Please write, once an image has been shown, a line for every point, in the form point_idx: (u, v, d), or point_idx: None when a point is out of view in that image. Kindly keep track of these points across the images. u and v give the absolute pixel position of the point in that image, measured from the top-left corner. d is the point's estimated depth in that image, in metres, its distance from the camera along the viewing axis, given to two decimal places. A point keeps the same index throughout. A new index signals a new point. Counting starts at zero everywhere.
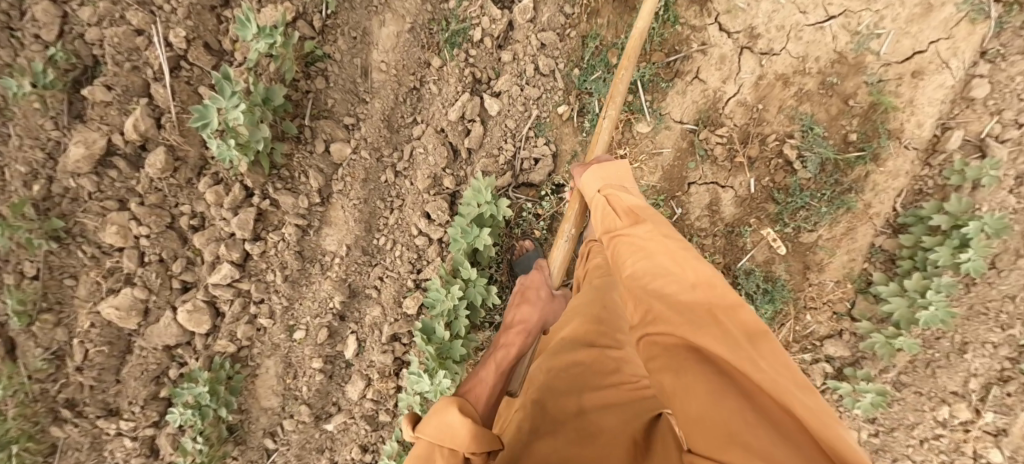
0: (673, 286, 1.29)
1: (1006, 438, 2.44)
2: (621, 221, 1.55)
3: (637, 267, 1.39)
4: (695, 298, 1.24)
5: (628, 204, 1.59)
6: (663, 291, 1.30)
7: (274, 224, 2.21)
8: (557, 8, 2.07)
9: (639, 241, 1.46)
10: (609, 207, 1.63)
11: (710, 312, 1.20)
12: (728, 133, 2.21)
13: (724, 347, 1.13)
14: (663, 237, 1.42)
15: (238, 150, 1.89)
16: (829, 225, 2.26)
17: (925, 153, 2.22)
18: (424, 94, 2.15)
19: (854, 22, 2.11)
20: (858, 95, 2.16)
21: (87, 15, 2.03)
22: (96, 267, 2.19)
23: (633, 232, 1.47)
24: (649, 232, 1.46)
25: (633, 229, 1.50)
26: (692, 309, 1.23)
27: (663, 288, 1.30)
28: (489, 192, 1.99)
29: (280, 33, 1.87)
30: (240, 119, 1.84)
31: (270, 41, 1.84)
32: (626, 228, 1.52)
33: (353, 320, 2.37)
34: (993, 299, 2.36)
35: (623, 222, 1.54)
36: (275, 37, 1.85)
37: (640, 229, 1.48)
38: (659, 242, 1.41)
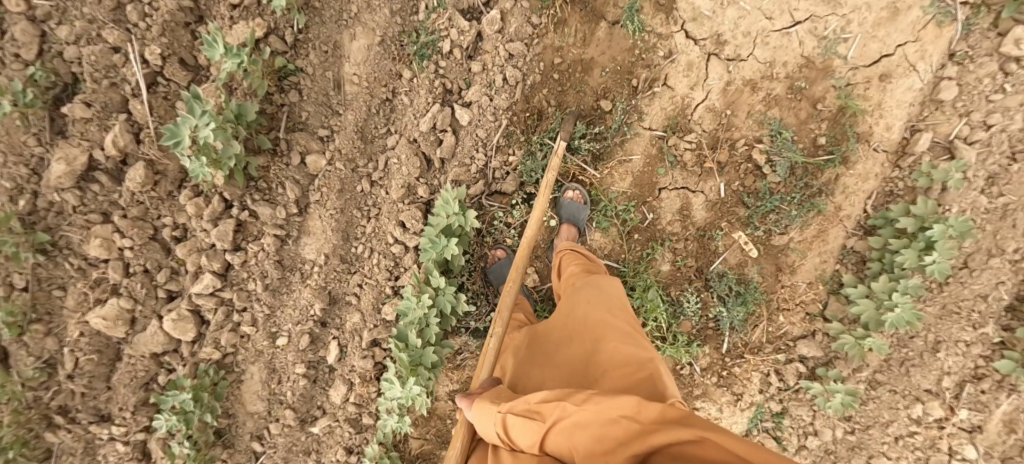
0: (602, 436, 1.37)
1: (980, 434, 2.48)
2: (529, 424, 1.50)
3: (581, 431, 1.41)
4: (625, 430, 1.35)
5: (527, 403, 1.54)
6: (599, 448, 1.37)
7: (253, 235, 2.26)
8: (524, 18, 2.10)
9: (560, 424, 1.45)
10: (516, 415, 1.55)
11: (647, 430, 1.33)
12: (697, 138, 2.24)
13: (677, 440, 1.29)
14: (574, 404, 1.44)
15: (211, 167, 1.93)
16: (800, 228, 2.29)
17: (895, 155, 2.25)
18: (397, 105, 2.19)
19: (821, 27, 2.13)
20: (826, 98, 2.18)
21: (64, 34, 2.07)
22: (83, 278, 2.25)
23: (557, 420, 1.45)
24: (554, 406, 1.48)
25: (551, 416, 1.47)
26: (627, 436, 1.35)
27: (607, 432, 1.37)
28: (455, 203, 2.06)
29: (247, 53, 1.92)
30: (211, 137, 1.89)
31: (236, 61, 1.88)
32: (549, 420, 1.46)
33: (335, 326, 2.42)
34: (965, 299, 2.38)
35: (531, 422, 1.49)
36: (245, 55, 1.91)
37: (557, 410, 1.46)
38: (566, 408, 1.45)
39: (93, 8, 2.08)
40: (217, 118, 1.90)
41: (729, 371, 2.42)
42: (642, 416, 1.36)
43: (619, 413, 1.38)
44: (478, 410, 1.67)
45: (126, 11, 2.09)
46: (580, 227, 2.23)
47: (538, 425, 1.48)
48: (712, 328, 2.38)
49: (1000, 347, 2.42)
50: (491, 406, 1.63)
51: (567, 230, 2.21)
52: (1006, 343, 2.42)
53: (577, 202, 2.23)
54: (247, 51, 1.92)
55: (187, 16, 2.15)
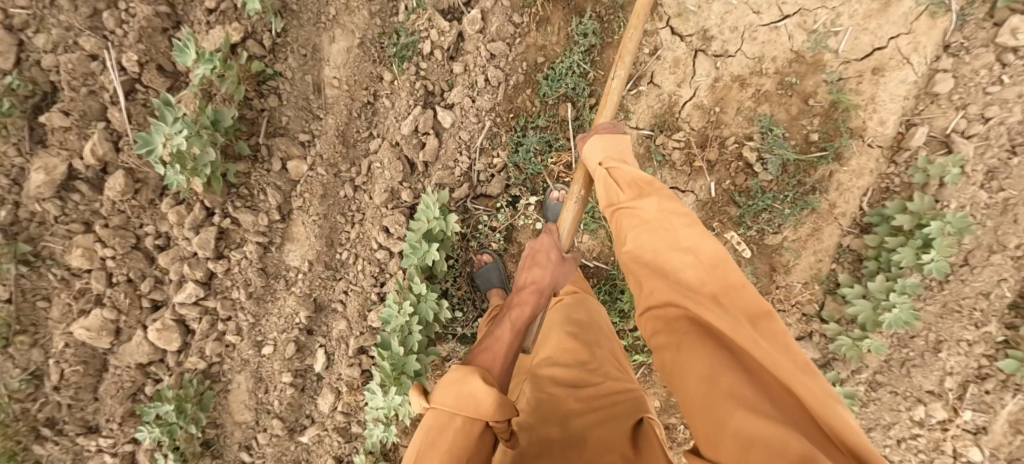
0: (670, 261, 1.31)
1: (985, 436, 2.43)
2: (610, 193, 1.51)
3: (645, 241, 1.37)
4: (703, 275, 1.25)
5: (630, 175, 1.49)
6: (667, 272, 1.30)
7: (235, 242, 2.22)
8: (505, 18, 2.05)
9: (639, 220, 1.40)
10: (610, 180, 1.54)
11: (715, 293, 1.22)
12: (686, 137, 2.18)
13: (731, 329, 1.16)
14: (658, 208, 1.39)
15: (185, 174, 1.91)
16: (794, 226, 2.24)
17: (890, 150, 2.19)
18: (379, 108, 2.15)
19: (810, 20, 2.08)
20: (818, 94, 2.13)
21: (41, 43, 2.05)
22: (67, 289, 2.23)
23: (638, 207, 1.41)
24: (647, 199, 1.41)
25: (637, 202, 1.42)
26: (700, 285, 1.24)
27: (675, 265, 1.30)
28: (437, 207, 2.02)
29: (220, 57, 1.89)
30: (184, 144, 1.87)
31: (208, 66, 1.86)
32: (629, 201, 1.43)
33: (321, 334, 2.38)
34: (966, 296, 2.33)
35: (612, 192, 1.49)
36: (215, 60, 1.88)
37: (642, 200, 1.42)
38: (648, 210, 1.40)
39: (70, 16, 2.05)
40: (190, 125, 1.88)
41: None
42: (721, 276, 1.24)
43: (702, 252, 1.27)
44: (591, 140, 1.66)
45: (104, 18, 2.07)
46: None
47: (618, 198, 1.48)
48: None
49: (1004, 346, 2.35)
50: (597, 149, 1.62)
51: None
52: (1010, 342, 2.35)
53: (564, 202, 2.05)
54: (220, 55, 1.89)
55: (165, 22, 2.11)
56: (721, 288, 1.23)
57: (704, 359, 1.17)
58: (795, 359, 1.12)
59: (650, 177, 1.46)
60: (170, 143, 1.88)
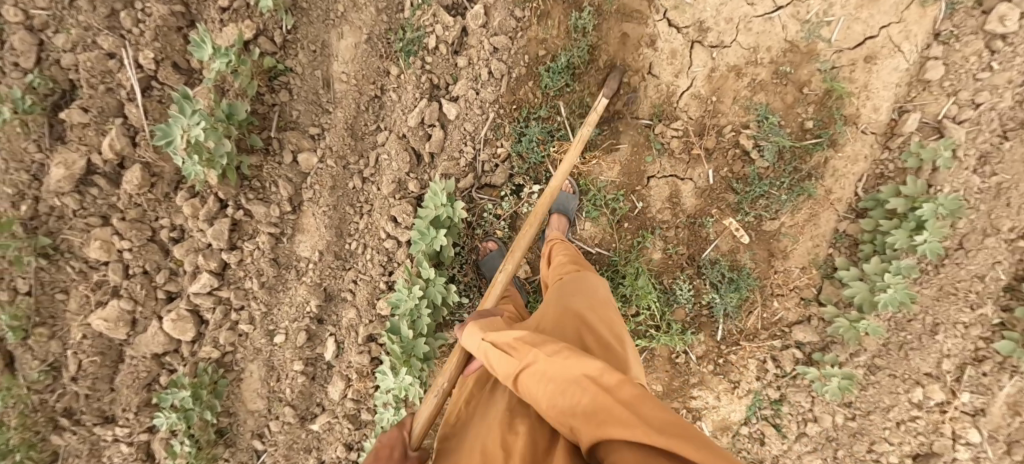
0: (562, 393, 1.38)
1: (984, 418, 2.50)
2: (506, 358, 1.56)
3: (540, 381, 1.44)
4: (590, 403, 1.31)
5: (510, 341, 1.58)
6: (563, 413, 1.35)
7: (248, 233, 2.30)
8: (508, 12, 2.09)
9: (533, 377, 1.46)
10: (498, 350, 1.60)
11: (608, 410, 1.28)
12: (684, 126, 2.24)
13: (634, 435, 1.22)
14: (545, 355, 1.47)
15: (203, 165, 1.97)
16: (791, 212, 2.30)
17: (884, 137, 2.25)
18: (386, 102, 2.22)
19: (803, 11, 2.14)
20: (812, 82, 2.19)
21: (61, 42, 2.12)
22: (85, 281, 2.30)
23: (525, 369, 1.48)
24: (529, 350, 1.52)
25: (524, 363, 1.51)
26: (586, 411, 1.31)
27: (566, 397, 1.37)
28: (444, 195, 2.08)
29: (235, 52, 1.96)
30: (202, 135, 1.93)
31: (225, 60, 1.92)
32: (518, 367, 1.51)
33: (331, 323, 2.45)
34: (962, 279, 2.41)
35: (508, 359, 1.54)
36: (230, 54, 1.94)
37: (530, 356, 1.50)
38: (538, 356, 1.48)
39: (88, 16, 2.13)
40: (207, 117, 1.95)
41: (726, 359, 2.43)
42: (602, 398, 1.31)
43: (585, 378, 1.37)
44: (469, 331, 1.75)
45: (120, 17, 2.14)
46: (569, 217, 2.27)
47: (515, 364, 1.53)
48: (706, 315, 2.39)
49: (1001, 328, 2.44)
50: (478, 331, 1.72)
51: (556, 220, 2.25)
52: (1006, 324, 2.44)
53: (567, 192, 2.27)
54: (235, 50, 1.96)
55: (180, 21, 2.19)
56: (604, 403, 1.30)
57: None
58: (697, 443, 1.18)
59: (529, 335, 1.57)
60: (187, 135, 1.95)
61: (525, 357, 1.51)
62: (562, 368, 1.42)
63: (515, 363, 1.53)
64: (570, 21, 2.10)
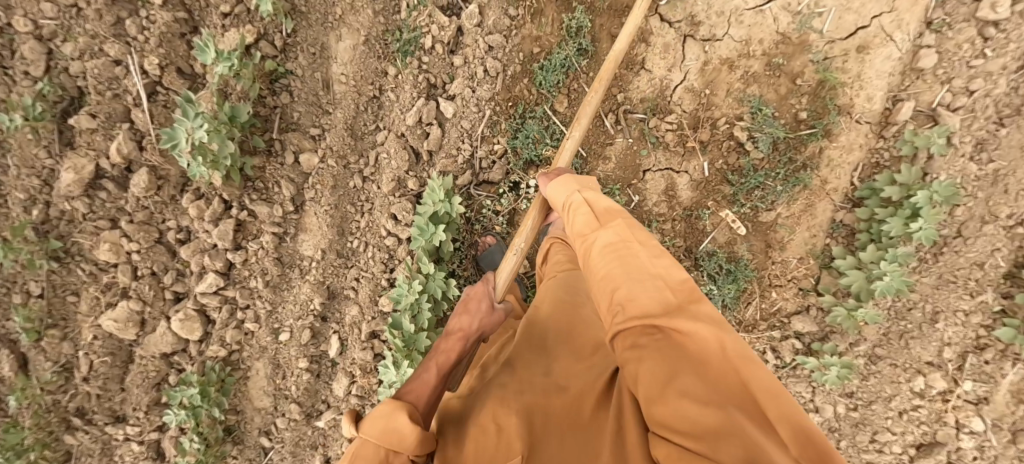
0: (623, 278, 1.24)
1: (987, 406, 2.53)
2: (587, 221, 1.45)
3: (605, 256, 1.32)
4: (658, 297, 1.18)
5: (603, 206, 1.46)
6: (618, 297, 1.22)
7: (252, 234, 2.35)
8: (501, 11, 2.12)
9: (599, 250, 1.35)
10: (587, 211, 1.49)
11: (670, 301, 1.17)
12: (678, 119, 2.26)
13: (690, 331, 1.11)
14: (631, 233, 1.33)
15: (207, 167, 2.03)
16: (787, 203, 2.33)
17: (878, 126, 2.27)
18: (384, 102, 2.25)
19: (794, 2, 2.15)
20: (805, 73, 2.21)
21: (69, 50, 2.18)
22: (95, 283, 2.36)
23: (600, 235, 1.36)
24: (612, 223, 1.38)
25: (598, 232, 1.39)
26: (646, 305, 1.18)
27: (625, 287, 1.22)
28: (443, 191, 2.12)
29: (238, 56, 2.02)
30: (207, 138, 1.99)
31: (228, 64, 1.99)
32: (593, 232, 1.39)
33: (335, 320, 2.49)
34: (961, 267, 2.45)
35: (591, 220, 1.43)
36: (234, 59, 2.01)
37: (605, 230, 1.38)
38: (626, 234, 1.33)
39: (95, 25, 2.16)
40: (210, 120, 2.01)
41: None
42: (671, 294, 1.18)
43: (660, 274, 1.22)
44: (557, 182, 1.71)
45: (125, 25, 2.17)
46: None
47: (591, 230, 1.42)
48: None
49: (1001, 316, 2.46)
50: (569, 185, 1.65)
51: None
52: (1006, 311, 2.46)
53: None
54: (238, 55, 2.03)
55: (182, 27, 2.20)
56: (673, 300, 1.17)
57: (662, 363, 1.12)
58: (760, 370, 1.05)
59: (621, 208, 1.44)
60: (191, 138, 2.00)
61: (601, 225, 1.40)
62: (637, 256, 1.28)
63: (584, 236, 1.43)
64: (564, 20, 2.11)
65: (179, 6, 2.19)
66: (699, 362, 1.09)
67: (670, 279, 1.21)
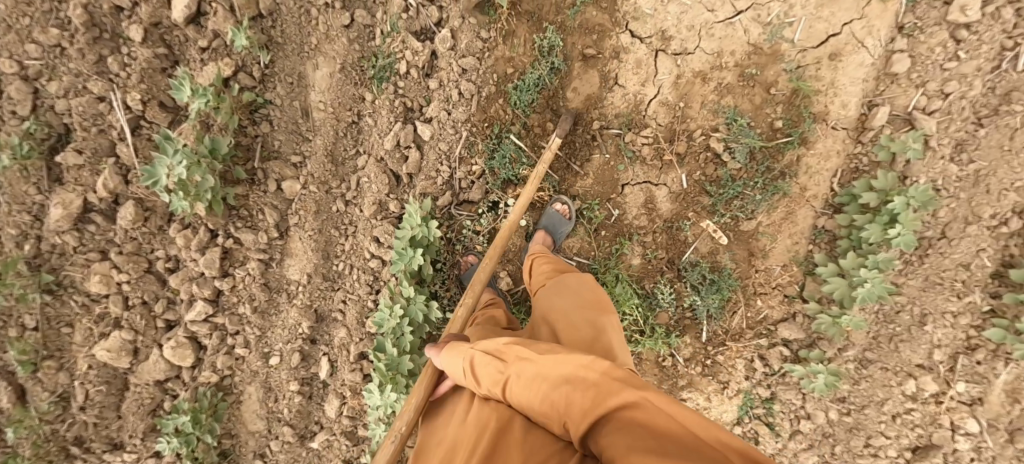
0: (554, 392, 1.44)
1: (981, 407, 2.51)
2: (493, 362, 1.60)
3: (529, 384, 1.50)
4: (588, 392, 1.39)
5: (497, 346, 1.64)
6: (561, 406, 1.42)
7: (239, 260, 2.38)
8: (473, 34, 2.14)
9: (518, 382, 1.52)
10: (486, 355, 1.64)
11: (602, 392, 1.38)
12: (654, 133, 2.28)
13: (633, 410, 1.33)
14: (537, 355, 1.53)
15: (187, 200, 2.08)
16: (767, 212, 2.34)
17: (856, 131, 2.27)
18: (363, 127, 2.28)
19: (764, 13, 2.16)
20: (779, 82, 2.22)
21: (54, 89, 2.21)
22: (87, 314, 2.39)
23: (515, 369, 1.53)
24: (514, 354, 1.58)
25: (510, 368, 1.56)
26: (587, 405, 1.38)
27: (562, 398, 1.42)
28: (420, 215, 2.16)
29: (213, 91, 2.07)
30: (185, 173, 2.04)
31: (203, 100, 2.04)
32: (506, 371, 1.56)
33: (324, 342, 2.52)
34: (947, 269, 2.44)
35: (496, 363, 1.59)
36: (209, 94, 2.06)
37: (515, 365, 1.55)
38: (526, 362, 1.54)
39: (78, 63, 2.19)
40: (189, 155, 2.06)
41: (713, 360, 2.48)
42: (596, 386, 1.40)
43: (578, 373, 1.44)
44: (447, 353, 1.77)
45: (107, 62, 2.20)
46: (556, 239, 2.30)
47: (501, 372, 1.57)
48: (689, 317, 2.43)
49: (991, 316, 2.44)
50: (459, 348, 1.74)
51: (541, 236, 2.27)
52: (996, 311, 2.44)
53: (562, 215, 2.30)
54: (213, 90, 2.07)
55: (163, 62, 2.23)
56: (600, 389, 1.39)
57: (625, 443, 1.31)
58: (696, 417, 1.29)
59: (513, 341, 1.62)
60: (172, 173, 2.05)
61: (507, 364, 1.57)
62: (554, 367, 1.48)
63: (499, 368, 1.58)
64: (536, 40, 2.16)
65: (159, 41, 2.21)
66: (649, 435, 1.31)
67: (593, 377, 1.42)
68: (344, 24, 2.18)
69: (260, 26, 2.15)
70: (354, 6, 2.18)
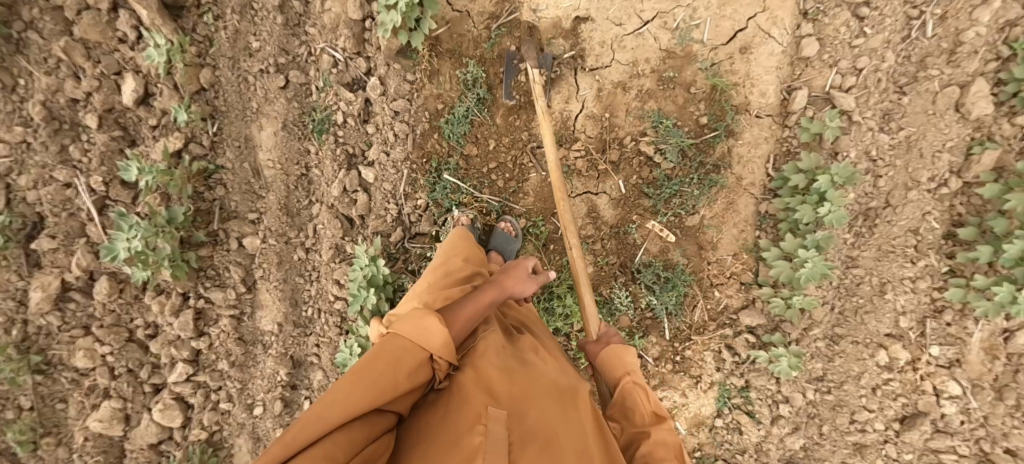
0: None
1: (961, 368, 2.44)
2: (645, 404, 1.61)
3: (649, 447, 1.51)
4: None
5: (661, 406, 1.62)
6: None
7: (212, 319, 2.49)
8: (400, 78, 2.27)
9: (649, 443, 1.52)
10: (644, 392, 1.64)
11: None
12: (585, 145, 2.39)
13: None
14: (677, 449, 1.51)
15: (146, 271, 2.24)
16: (708, 205, 2.40)
17: (780, 116, 2.35)
18: (312, 178, 2.41)
19: (670, 20, 2.26)
20: (697, 81, 2.32)
21: (24, 182, 2.33)
22: (78, 388, 2.50)
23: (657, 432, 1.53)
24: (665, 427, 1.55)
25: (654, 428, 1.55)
26: None
27: None
28: (367, 256, 2.30)
29: (159, 167, 2.22)
30: (140, 245, 2.19)
31: (148, 177, 2.20)
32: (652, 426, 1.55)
33: (305, 387, 2.58)
34: (896, 236, 2.46)
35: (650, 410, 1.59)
36: (155, 171, 2.21)
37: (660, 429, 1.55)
38: (669, 441, 1.52)
39: (43, 155, 2.32)
40: (145, 229, 2.21)
41: (682, 355, 2.54)
42: None
43: None
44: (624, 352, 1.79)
45: (69, 150, 2.34)
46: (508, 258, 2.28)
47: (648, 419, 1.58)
48: (650, 317, 2.50)
49: (950, 276, 2.42)
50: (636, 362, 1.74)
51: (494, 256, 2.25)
52: (955, 270, 2.42)
53: (509, 233, 2.30)
54: (159, 166, 2.22)
55: (121, 143, 2.36)
56: None
57: None
58: None
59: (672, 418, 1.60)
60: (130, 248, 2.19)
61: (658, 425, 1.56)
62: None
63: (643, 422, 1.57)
64: (459, 75, 2.29)
65: (114, 125, 2.35)
66: None
67: None
68: (280, 86, 2.31)
69: (204, 98, 2.29)
70: (288, 68, 2.32)
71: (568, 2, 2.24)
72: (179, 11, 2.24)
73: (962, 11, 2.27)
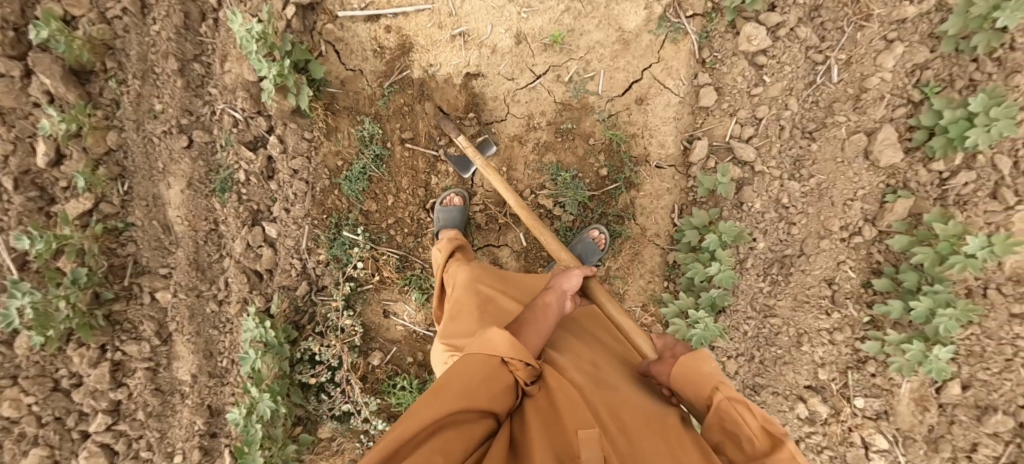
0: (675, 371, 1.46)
1: (887, 420, 2.28)
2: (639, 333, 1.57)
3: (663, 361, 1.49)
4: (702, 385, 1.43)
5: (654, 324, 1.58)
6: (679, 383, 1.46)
7: (130, 370, 2.50)
8: (298, 136, 2.29)
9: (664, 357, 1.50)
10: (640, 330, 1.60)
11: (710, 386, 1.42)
12: (484, 200, 2.43)
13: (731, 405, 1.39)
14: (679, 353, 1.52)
15: (43, 336, 2.26)
16: (613, 256, 2.38)
17: (683, 166, 2.35)
18: (222, 232, 2.47)
19: (563, 73, 2.30)
20: (595, 132, 2.33)
21: None
22: (8, 436, 2.35)
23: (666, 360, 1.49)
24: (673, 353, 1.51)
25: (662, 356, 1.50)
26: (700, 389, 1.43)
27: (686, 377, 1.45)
28: (253, 319, 2.28)
29: (50, 233, 2.24)
30: (33, 312, 2.22)
31: (39, 243, 2.21)
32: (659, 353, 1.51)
33: (224, 434, 2.59)
34: (811, 286, 2.29)
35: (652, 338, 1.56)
36: (49, 238, 2.23)
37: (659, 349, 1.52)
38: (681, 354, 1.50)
39: None
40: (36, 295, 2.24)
41: None
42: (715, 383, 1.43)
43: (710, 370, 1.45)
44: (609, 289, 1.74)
45: None
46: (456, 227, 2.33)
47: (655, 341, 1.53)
48: None
49: (870, 328, 2.25)
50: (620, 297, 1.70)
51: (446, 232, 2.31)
52: (876, 322, 2.24)
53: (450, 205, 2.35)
54: (51, 232, 2.24)
55: (38, 202, 2.28)
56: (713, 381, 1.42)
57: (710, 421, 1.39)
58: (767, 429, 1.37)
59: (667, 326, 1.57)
60: (25, 314, 2.23)
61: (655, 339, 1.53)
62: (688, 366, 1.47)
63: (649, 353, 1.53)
64: (356, 132, 2.34)
65: (32, 185, 2.27)
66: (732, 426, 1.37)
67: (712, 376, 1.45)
68: (184, 145, 2.37)
69: (113, 160, 2.36)
70: (191, 128, 2.38)
71: (457, 60, 2.32)
72: (87, 75, 2.30)
73: (867, 56, 2.13)
